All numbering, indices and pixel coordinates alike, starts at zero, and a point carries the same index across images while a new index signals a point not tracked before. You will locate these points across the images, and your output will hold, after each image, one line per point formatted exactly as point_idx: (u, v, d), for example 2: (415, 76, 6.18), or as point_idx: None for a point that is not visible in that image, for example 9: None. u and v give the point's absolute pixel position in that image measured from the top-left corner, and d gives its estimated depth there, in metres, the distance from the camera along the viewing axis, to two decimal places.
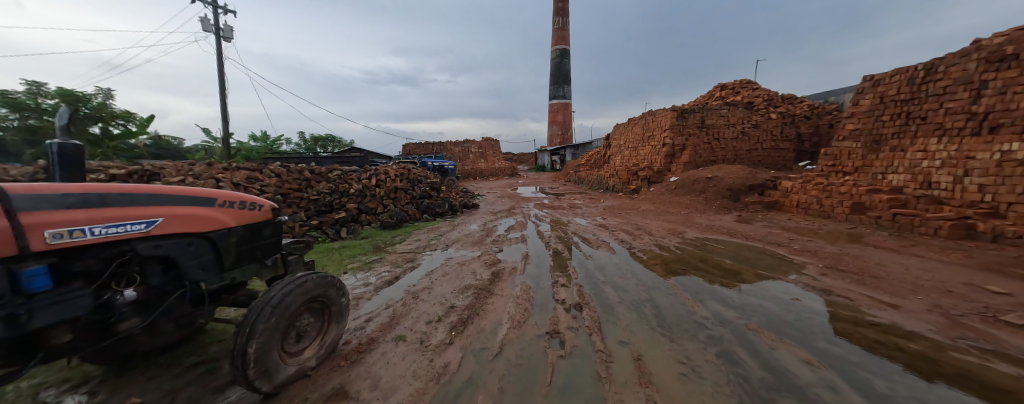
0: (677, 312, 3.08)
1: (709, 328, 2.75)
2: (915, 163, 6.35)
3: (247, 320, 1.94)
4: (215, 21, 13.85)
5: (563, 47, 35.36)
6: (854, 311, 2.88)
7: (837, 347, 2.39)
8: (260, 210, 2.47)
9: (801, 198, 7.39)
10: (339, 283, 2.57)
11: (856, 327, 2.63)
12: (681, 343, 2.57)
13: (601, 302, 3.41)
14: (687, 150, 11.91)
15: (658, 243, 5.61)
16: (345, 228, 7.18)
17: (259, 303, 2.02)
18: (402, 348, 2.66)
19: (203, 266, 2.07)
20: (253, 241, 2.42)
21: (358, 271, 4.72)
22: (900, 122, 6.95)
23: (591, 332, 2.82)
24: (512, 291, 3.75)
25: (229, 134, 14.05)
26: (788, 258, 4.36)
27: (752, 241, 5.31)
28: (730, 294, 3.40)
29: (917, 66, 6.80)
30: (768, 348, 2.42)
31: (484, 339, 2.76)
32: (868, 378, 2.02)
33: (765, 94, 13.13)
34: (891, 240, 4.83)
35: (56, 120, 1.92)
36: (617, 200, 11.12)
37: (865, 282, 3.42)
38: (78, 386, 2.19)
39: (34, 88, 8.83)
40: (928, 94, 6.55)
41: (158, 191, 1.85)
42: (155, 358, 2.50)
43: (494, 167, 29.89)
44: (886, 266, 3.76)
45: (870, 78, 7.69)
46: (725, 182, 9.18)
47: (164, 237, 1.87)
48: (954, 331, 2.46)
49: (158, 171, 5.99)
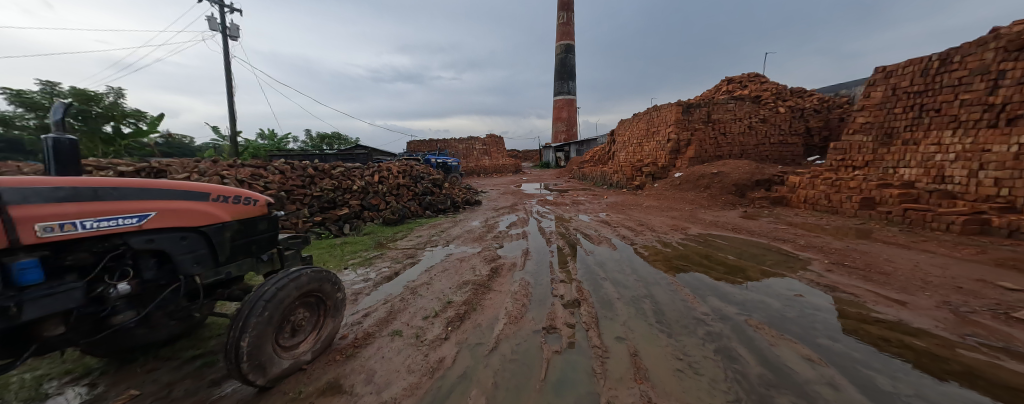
0: (677, 309, 3.03)
1: (709, 325, 2.70)
2: (928, 157, 6.16)
3: (241, 314, 1.96)
4: (222, 20, 14.05)
5: (568, 42, 35.05)
6: (858, 308, 2.79)
7: (839, 344, 2.33)
8: (256, 205, 2.47)
9: (809, 193, 7.21)
10: (335, 278, 2.57)
11: (860, 323, 2.56)
12: (679, 339, 2.53)
13: (600, 298, 3.36)
14: (692, 146, 11.74)
15: (660, 239, 5.54)
16: (347, 224, 7.24)
17: (252, 297, 2.03)
18: (397, 343, 2.65)
19: (198, 261, 2.09)
20: (248, 236, 2.44)
21: (358, 267, 4.76)
22: (913, 114, 6.75)
23: (588, 327, 2.78)
24: (510, 287, 3.73)
25: (237, 132, 14.30)
26: (794, 255, 4.26)
27: (757, 237, 5.22)
28: (732, 291, 3.32)
29: (932, 56, 6.58)
30: (768, 345, 2.36)
31: (480, 335, 2.74)
32: (871, 375, 1.97)
33: (773, 87, 12.83)
34: (901, 236, 4.69)
35: (51, 115, 1.94)
36: (620, 196, 11.03)
37: (871, 277, 3.32)
38: (80, 378, 2.23)
39: (49, 88, 9.13)
40: (942, 85, 6.33)
41: (152, 185, 1.85)
42: (156, 350, 2.53)
43: (498, 164, 29.97)
44: (894, 262, 3.65)
45: (883, 69, 7.48)
46: (731, 177, 9.02)
47: (158, 231, 1.88)
48: (963, 328, 2.37)
49: (164, 169, 6.10)
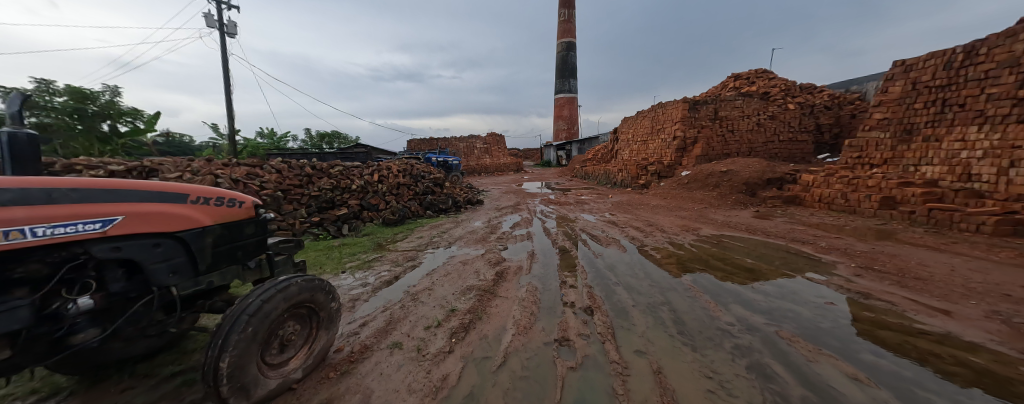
0: (698, 318, 2.81)
1: (736, 337, 2.48)
2: (953, 154, 5.92)
3: (221, 331, 1.75)
4: (219, 16, 13.84)
5: (569, 40, 34.78)
6: (899, 318, 2.57)
7: (886, 360, 2.11)
8: (241, 207, 2.25)
9: (824, 192, 6.97)
10: (329, 287, 2.35)
11: (904, 336, 2.35)
12: (706, 353, 2.31)
13: (614, 306, 3.14)
14: (699, 143, 11.51)
15: (671, 240, 5.32)
16: (346, 225, 7.01)
17: (234, 311, 1.82)
18: (397, 357, 2.43)
19: (174, 270, 1.86)
20: (233, 241, 2.21)
21: (357, 271, 4.54)
22: (935, 109, 6.50)
23: (604, 339, 2.56)
24: (517, 293, 3.50)
25: (235, 131, 14.13)
26: (816, 258, 4.03)
27: (774, 238, 4.99)
28: (755, 298, 3.10)
29: (955, 49, 6.33)
30: (806, 361, 2.14)
31: (487, 347, 2.53)
32: (930, 398, 1.75)
33: (782, 84, 12.58)
34: (929, 237, 4.45)
35: (6, 107, 1.73)
36: (626, 195, 10.81)
37: (906, 283, 3.09)
38: (45, 399, 2.01)
39: (44, 86, 8.98)
40: (967, 79, 6.09)
41: (120, 186, 1.64)
42: (132, 366, 2.31)
43: (499, 163, 29.72)
44: (928, 267, 3.41)
45: (902, 63, 7.25)
46: (740, 176, 8.78)
47: (126, 237, 1.67)
48: (1021, 343, 2.15)
49: (155, 168, 5.92)
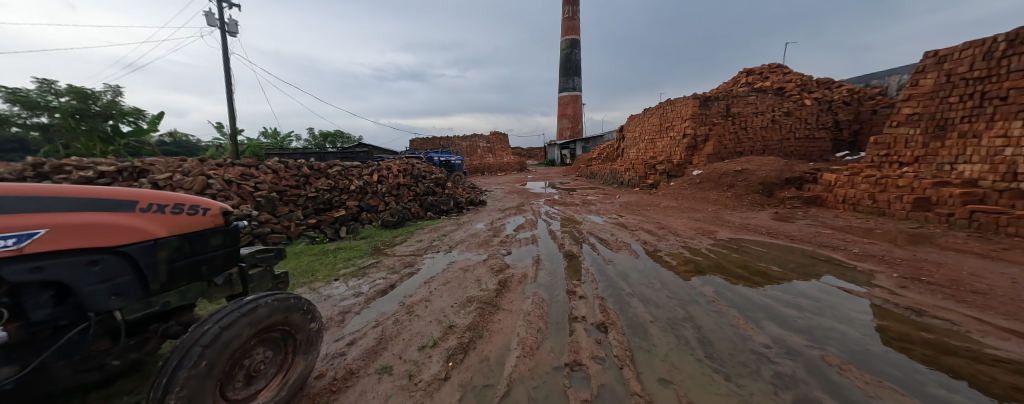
0: (728, 338, 2.47)
1: (775, 363, 2.14)
2: (995, 151, 5.51)
3: (168, 367, 1.47)
4: (221, 15, 13.65)
5: (574, 37, 34.30)
6: (965, 341, 2.23)
7: (962, 396, 1.76)
8: (205, 215, 1.95)
9: (848, 192, 6.59)
10: (308, 306, 2.06)
11: (975, 365, 2.01)
12: (742, 384, 1.97)
13: (629, 321, 2.83)
14: (711, 141, 11.11)
15: (687, 245, 4.97)
16: (343, 227, 6.72)
17: (186, 342, 1.53)
18: (385, 386, 2.13)
19: (117, 292, 1.57)
20: (194, 255, 1.91)
21: (350, 278, 4.25)
22: (973, 103, 6.09)
23: (622, 364, 2.24)
24: (522, 306, 3.20)
25: (239, 131, 14.02)
26: (852, 265, 3.67)
27: (799, 243, 4.62)
28: (790, 313, 2.76)
29: (997, 37, 5.89)
30: (866, 397, 1.80)
31: (487, 373, 2.22)
32: None
33: (798, 78, 12.12)
34: (975, 242, 4.07)
35: None
36: (633, 196, 10.44)
37: (963, 298, 2.75)
38: None
39: (46, 85, 8.87)
40: (1009, 70, 5.67)
41: (40, 193, 1.34)
42: (81, 396, 2.02)
43: (502, 162, 29.37)
44: (984, 278, 3.06)
45: (935, 54, 6.82)
46: (756, 175, 8.39)
47: (53, 255, 1.36)
48: None
49: (147, 168, 5.68)
